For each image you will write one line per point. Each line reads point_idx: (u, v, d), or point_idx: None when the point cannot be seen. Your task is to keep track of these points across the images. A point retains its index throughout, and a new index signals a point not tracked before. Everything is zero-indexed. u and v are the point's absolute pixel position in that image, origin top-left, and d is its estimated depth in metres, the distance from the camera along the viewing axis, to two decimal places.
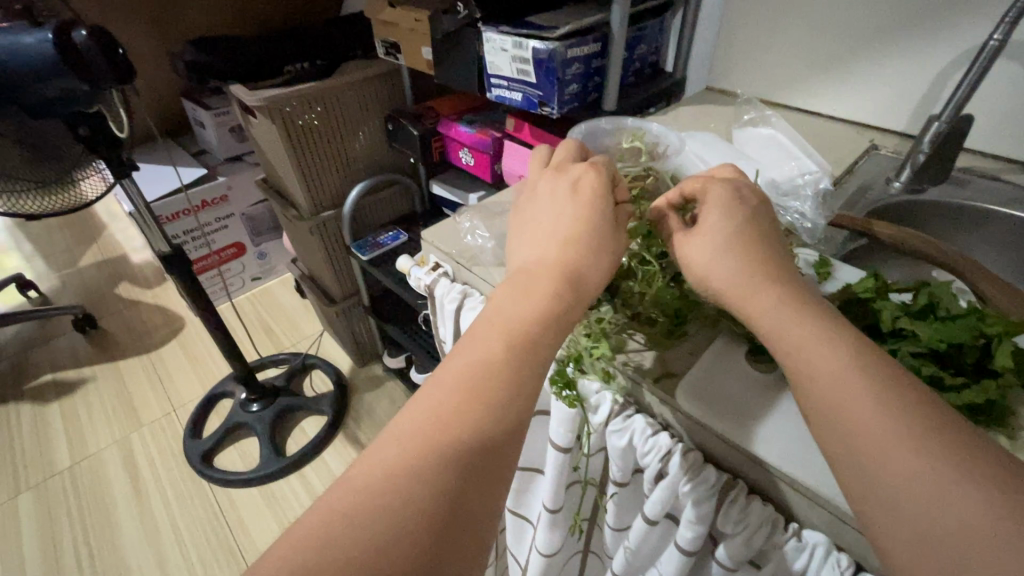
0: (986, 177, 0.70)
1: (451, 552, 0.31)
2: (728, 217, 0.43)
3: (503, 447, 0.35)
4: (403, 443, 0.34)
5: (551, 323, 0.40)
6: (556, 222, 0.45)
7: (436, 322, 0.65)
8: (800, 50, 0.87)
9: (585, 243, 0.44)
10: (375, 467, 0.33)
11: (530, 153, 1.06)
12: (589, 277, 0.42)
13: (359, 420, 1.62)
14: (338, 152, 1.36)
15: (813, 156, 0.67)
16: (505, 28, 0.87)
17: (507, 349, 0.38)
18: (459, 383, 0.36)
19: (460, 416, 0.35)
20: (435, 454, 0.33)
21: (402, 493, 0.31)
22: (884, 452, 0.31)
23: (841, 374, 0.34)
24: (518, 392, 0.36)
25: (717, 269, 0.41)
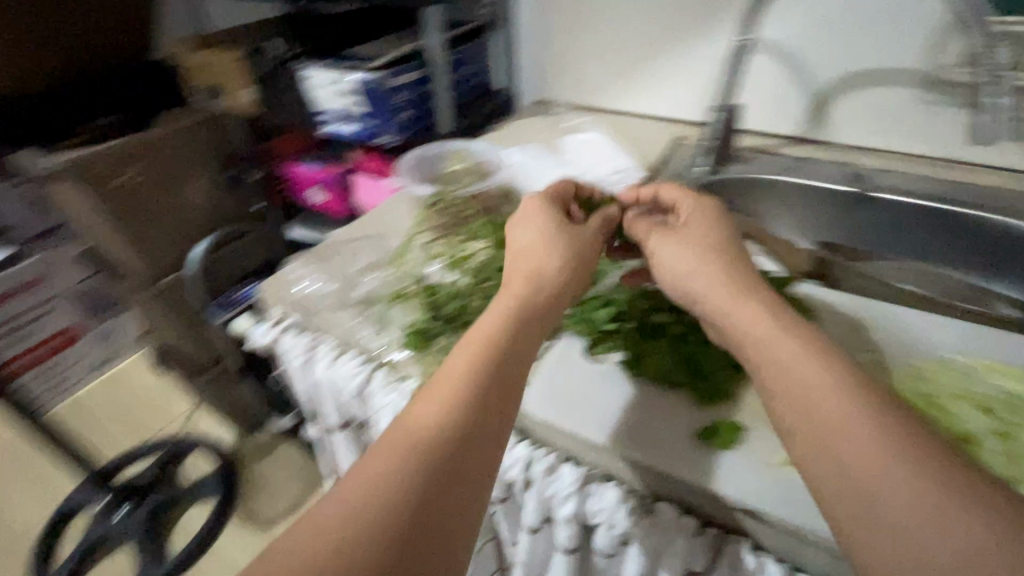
0: (765, 152, 0.82)
1: (437, 547, 0.29)
2: (708, 225, 0.46)
3: (474, 471, 0.33)
4: (366, 469, 0.32)
5: (523, 322, 0.41)
6: (525, 236, 0.47)
7: (288, 379, 0.61)
8: (603, 59, 0.95)
9: (545, 246, 0.46)
10: (366, 469, 0.32)
11: (379, 182, 1.04)
12: (552, 275, 0.44)
13: (255, 495, 1.47)
14: (170, 211, 1.22)
15: (628, 155, 0.73)
16: (323, 63, 0.85)
17: (479, 361, 0.37)
18: (425, 403, 0.35)
19: (447, 414, 0.34)
20: (394, 478, 0.31)
21: (392, 490, 0.30)
22: (830, 422, 0.32)
23: (796, 352, 0.35)
24: (491, 409, 0.35)
25: (709, 267, 0.43)
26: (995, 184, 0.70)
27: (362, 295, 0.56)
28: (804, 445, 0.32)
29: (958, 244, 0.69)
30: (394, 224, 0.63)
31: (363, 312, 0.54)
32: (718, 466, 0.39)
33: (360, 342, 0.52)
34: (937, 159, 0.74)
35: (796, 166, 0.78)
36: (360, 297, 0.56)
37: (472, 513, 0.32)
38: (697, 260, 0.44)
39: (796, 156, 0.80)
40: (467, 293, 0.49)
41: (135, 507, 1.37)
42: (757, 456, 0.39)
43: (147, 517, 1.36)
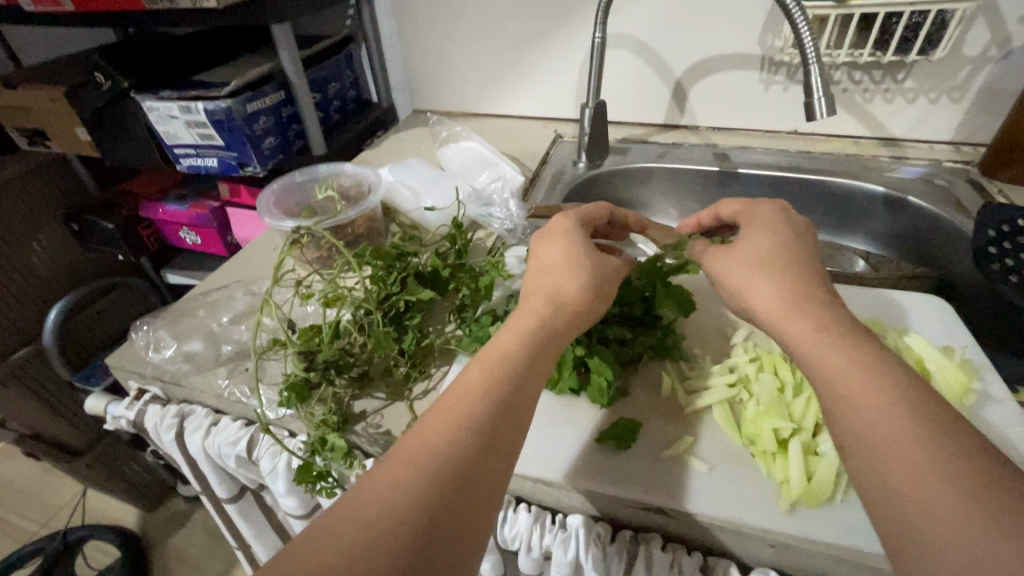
0: (639, 142, 0.85)
1: None
2: (772, 240, 0.41)
3: (468, 525, 0.28)
4: (327, 536, 0.26)
5: (542, 352, 0.35)
6: (542, 249, 0.42)
7: (166, 454, 0.54)
8: (476, 65, 0.95)
9: (561, 262, 0.40)
10: (350, 511, 0.27)
11: (255, 215, 0.97)
12: (571, 299, 0.38)
13: (171, 575, 1.32)
14: (8, 274, 1.05)
15: (507, 161, 0.72)
16: (165, 92, 0.76)
17: (492, 401, 0.32)
18: (420, 442, 0.30)
19: (449, 458, 0.29)
20: (368, 538, 0.25)
21: (376, 542, 0.25)
22: (868, 429, 0.30)
23: (840, 356, 0.33)
24: (496, 468, 0.30)
25: (760, 286, 0.39)
26: (837, 151, 0.77)
27: (232, 351, 0.50)
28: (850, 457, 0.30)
29: (821, 206, 0.75)
30: (265, 266, 0.59)
31: (235, 369, 0.49)
32: (621, 467, 0.39)
33: (235, 401, 0.47)
34: (786, 132, 0.81)
35: (668, 152, 0.82)
36: (231, 353, 0.50)
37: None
38: (753, 277, 0.40)
39: (667, 143, 0.84)
40: (343, 332, 0.46)
41: None
42: (655, 448, 0.40)
43: None
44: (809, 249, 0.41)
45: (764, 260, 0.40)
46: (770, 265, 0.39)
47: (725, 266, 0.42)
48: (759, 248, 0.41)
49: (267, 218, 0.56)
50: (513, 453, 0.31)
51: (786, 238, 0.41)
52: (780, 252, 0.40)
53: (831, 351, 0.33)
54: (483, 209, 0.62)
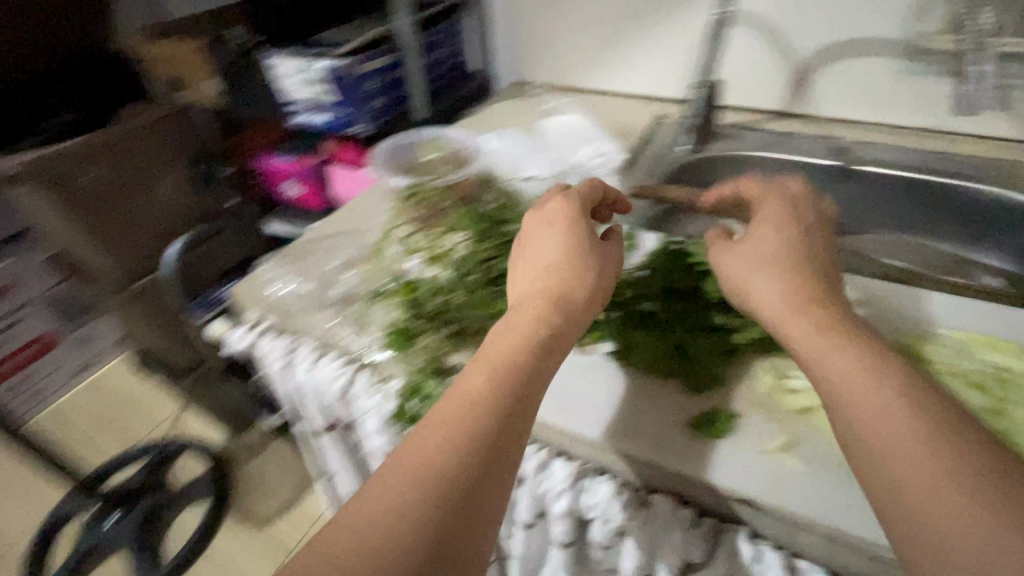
0: (748, 128, 0.80)
1: None
2: (778, 233, 0.43)
3: (482, 509, 0.30)
4: (349, 532, 0.28)
5: (542, 349, 0.37)
6: (540, 252, 0.44)
7: (268, 382, 0.58)
8: (584, 36, 0.92)
9: (562, 266, 0.42)
10: (365, 510, 0.29)
11: (356, 173, 1.01)
12: (571, 301, 0.40)
13: (249, 494, 1.47)
14: (139, 209, 1.18)
15: (607, 136, 0.71)
16: (288, 50, 0.81)
17: (495, 400, 0.34)
18: (427, 440, 0.32)
19: (454, 452, 0.31)
20: (391, 534, 0.28)
21: (394, 534, 0.28)
22: (881, 434, 0.30)
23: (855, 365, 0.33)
24: (503, 460, 0.32)
25: (761, 282, 0.40)
26: (980, 154, 0.69)
27: (344, 292, 0.55)
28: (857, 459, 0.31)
29: (957, 221, 0.69)
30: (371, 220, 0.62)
31: (344, 312, 0.54)
32: (711, 456, 0.39)
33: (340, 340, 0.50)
34: (919, 129, 0.74)
35: (780, 141, 0.77)
36: (342, 294, 0.54)
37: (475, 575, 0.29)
38: (758, 272, 0.41)
39: (780, 131, 0.79)
40: (444, 289, 0.48)
41: (126, 514, 1.35)
42: (751, 443, 0.39)
43: (138, 522, 1.34)
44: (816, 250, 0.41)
45: (779, 261, 0.40)
46: (773, 265, 0.40)
47: (733, 263, 0.43)
48: (767, 248, 0.42)
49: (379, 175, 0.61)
50: (518, 446, 0.34)
51: (793, 238, 0.42)
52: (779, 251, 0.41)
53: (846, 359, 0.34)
54: (585, 183, 0.63)
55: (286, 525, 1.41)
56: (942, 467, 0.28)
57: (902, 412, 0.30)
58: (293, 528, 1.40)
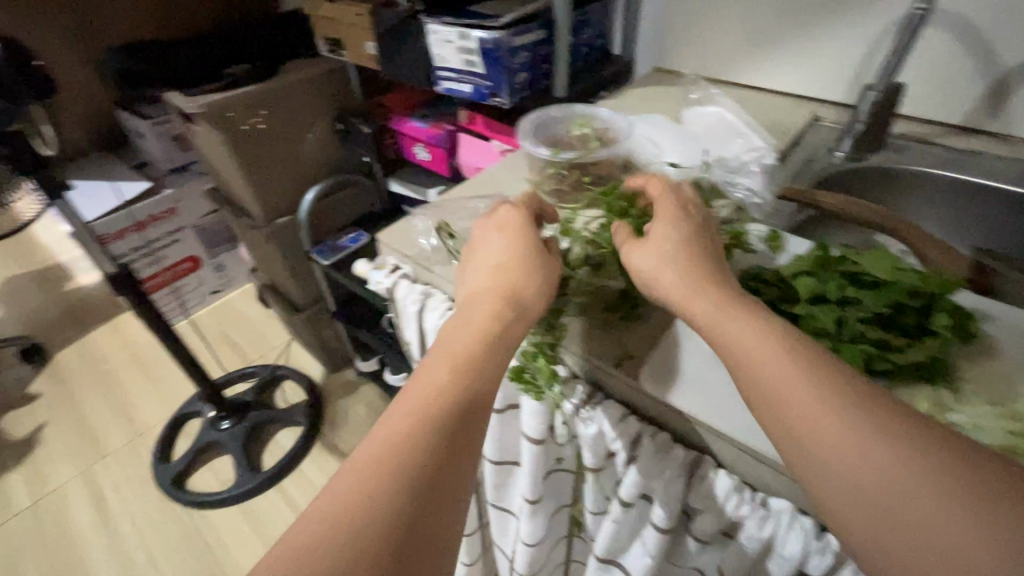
0: (920, 141, 0.73)
1: (421, 549, 0.31)
2: (671, 227, 0.45)
3: (450, 477, 0.34)
4: (329, 508, 0.31)
5: (497, 339, 0.41)
6: (491, 255, 0.46)
7: (399, 325, 0.63)
8: (744, 28, 0.88)
9: (518, 268, 0.45)
10: (339, 490, 0.32)
11: (485, 145, 1.05)
12: (527, 299, 0.43)
13: (337, 427, 1.60)
14: (289, 155, 1.31)
15: (759, 132, 0.68)
16: (448, 18, 0.85)
17: (453, 382, 0.37)
18: (394, 420, 0.35)
19: (417, 431, 0.35)
20: (374, 503, 0.31)
21: (369, 505, 0.31)
22: (820, 440, 0.32)
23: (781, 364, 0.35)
24: (467, 431, 0.36)
25: (666, 275, 0.42)
26: None
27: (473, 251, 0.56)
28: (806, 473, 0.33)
29: None
30: (511, 188, 0.65)
31: None
32: None
33: None
34: None
35: (958, 159, 0.69)
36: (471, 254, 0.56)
37: (455, 525, 0.33)
38: (662, 266, 0.43)
39: (959, 148, 0.71)
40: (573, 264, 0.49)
41: (237, 422, 1.53)
42: None
43: (245, 431, 1.52)
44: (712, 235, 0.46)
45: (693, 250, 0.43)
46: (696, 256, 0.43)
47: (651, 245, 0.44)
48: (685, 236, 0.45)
49: (526, 142, 0.61)
50: (479, 420, 0.37)
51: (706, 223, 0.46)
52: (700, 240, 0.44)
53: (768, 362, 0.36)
54: (729, 175, 0.61)
55: None
56: (891, 461, 0.30)
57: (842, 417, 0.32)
58: None
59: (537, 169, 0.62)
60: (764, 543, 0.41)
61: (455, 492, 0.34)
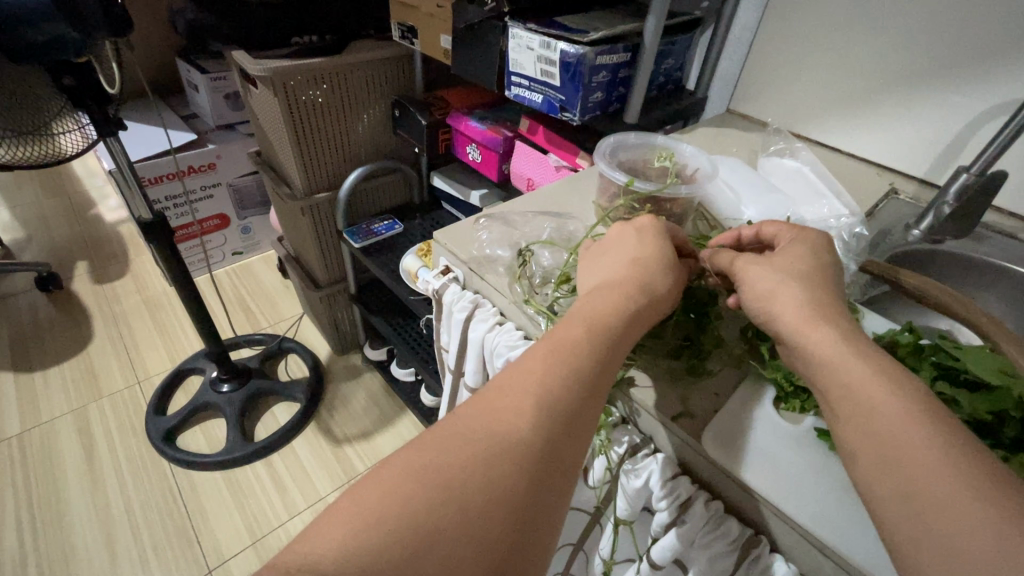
0: (1003, 233, 0.70)
1: (545, 488, 0.33)
2: (799, 254, 0.44)
3: (576, 430, 0.35)
4: (460, 433, 0.34)
5: (634, 318, 0.40)
6: (623, 250, 0.46)
7: (439, 329, 0.62)
8: (830, 88, 0.88)
9: (653, 259, 0.44)
10: (471, 420, 0.34)
11: (542, 157, 1.03)
12: (660, 287, 0.43)
13: (333, 411, 1.57)
14: (341, 133, 1.30)
15: (841, 196, 0.64)
16: (533, 25, 0.83)
17: (588, 353, 0.37)
18: (527, 374, 0.36)
19: (550, 384, 0.36)
20: (502, 448, 0.33)
21: (502, 439, 0.33)
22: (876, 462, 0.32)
23: (860, 382, 0.35)
24: (590, 404, 0.36)
25: (787, 292, 0.41)
26: None
27: (537, 273, 0.53)
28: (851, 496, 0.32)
29: None
30: (577, 210, 0.63)
31: (530, 292, 0.51)
32: None
33: (526, 315, 0.51)
34: None
35: None
36: (534, 275, 0.53)
37: (570, 482, 0.35)
38: (783, 284, 0.41)
39: None
40: None
41: (236, 387, 1.51)
42: None
43: (244, 397, 1.50)
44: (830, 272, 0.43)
45: (792, 269, 0.42)
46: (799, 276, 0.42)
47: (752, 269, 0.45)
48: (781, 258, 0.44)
49: (602, 162, 0.58)
50: (604, 387, 0.37)
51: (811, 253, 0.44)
52: (799, 262, 0.43)
53: (853, 379, 0.35)
54: None
55: (357, 452, 1.49)
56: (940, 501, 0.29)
57: (936, 445, 0.31)
58: (361, 457, 1.48)
59: (608, 194, 0.60)
60: None
61: (576, 454, 0.35)
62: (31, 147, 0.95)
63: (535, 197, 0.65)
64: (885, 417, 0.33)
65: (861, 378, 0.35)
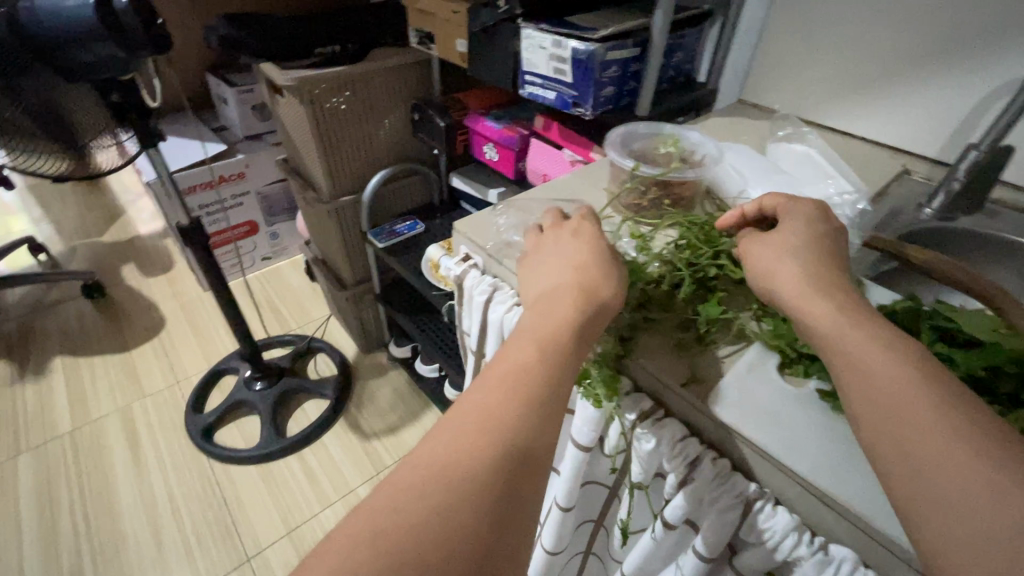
0: (1018, 210, 0.70)
1: (507, 512, 0.34)
2: (806, 226, 0.47)
3: (534, 451, 0.37)
4: (420, 469, 0.35)
5: (577, 337, 0.43)
6: (569, 259, 0.49)
7: (460, 313, 0.65)
8: (840, 74, 0.89)
9: (593, 273, 0.47)
10: (430, 455, 0.36)
11: (556, 153, 1.06)
12: (603, 299, 0.45)
13: (362, 407, 1.62)
14: (364, 138, 1.35)
15: (848, 175, 0.66)
16: (544, 25, 0.86)
17: (536, 381, 0.40)
18: (480, 412, 0.38)
19: (503, 410, 0.38)
20: (456, 491, 0.34)
21: (461, 469, 0.35)
22: (896, 410, 0.34)
23: (874, 343, 0.37)
24: (544, 425, 0.38)
25: (788, 264, 0.44)
26: None
27: None
28: (875, 440, 0.34)
29: None
30: (590, 198, 0.65)
31: None
32: None
33: None
34: None
35: None
36: None
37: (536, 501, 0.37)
38: (780, 260, 0.44)
39: None
40: (648, 277, 0.51)
41: (269, 385, 1.58)
42: None
43: (276, 395, 1.56)
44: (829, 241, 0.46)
45: (787, 244, 0.45)
46: (793, 249, 0.44)
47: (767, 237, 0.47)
48: (788, 233, 0.46)
49: (612, 151, 0.62)
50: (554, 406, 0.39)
51: (818, 227, 0.47)
52: (801, 238, 0.45)
53: (855, 342, 0.37)
54: None
55: (385, 446, 1.54)
56: (956, 441, 0.31)
57: (949, 395, 0.34)
58: (389, 451, 1.52)
59: (619, 181, 0.63)
60: None
61: (536, 473, 0.37)
62: (67, 152, 0.98)
63: (552, 186, 0.68)
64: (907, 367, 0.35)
65: (865, 341, 0.37)
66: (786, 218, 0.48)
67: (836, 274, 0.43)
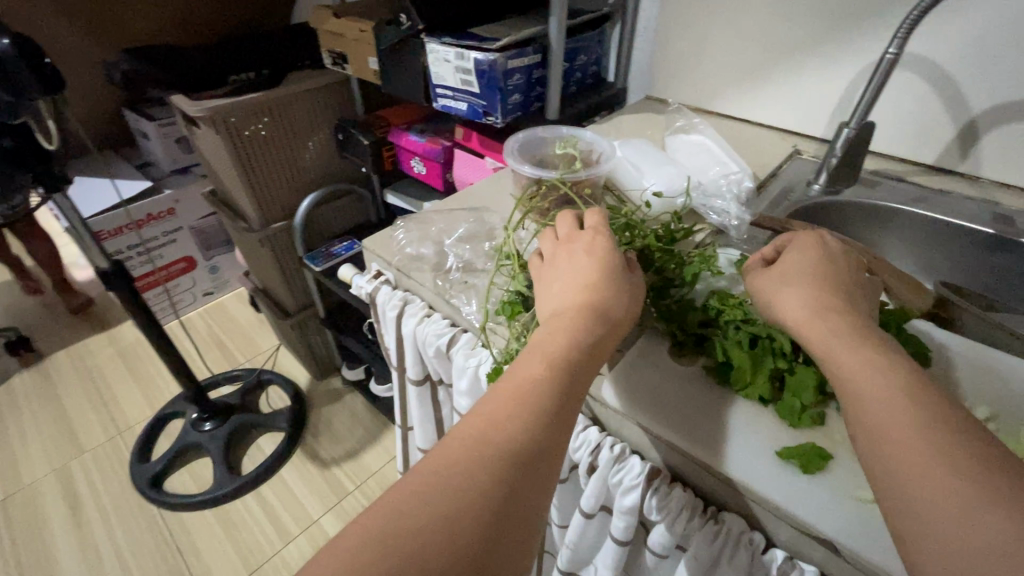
0: (894, 178, 0.79)
1: (510, 528, 0.32)
2: (810, 254, 0.46)
3: (542, 472, 0.35)
4: (426, 479, 0.33)
5: (588, 350, 0.40)
6: (573, 273, 0.45)
7: (379, 331, 0.65)
8: (732, 66, 0.94)
9: (603, 280, 0.44)
10: (435, 464, 0.34)
11: (479, 162, 1.07)
12: (614, 311, 0.43)
13: (319, 435, 1.59)
14: (289, 162, 1.33)
15: (738, 160, 0.71)
16: (447, 39, 0.87)
17: (549, 397, 0.37)
18: (487, 424, 0.36)
19: (513, 425, 0.35)
20: (462, 502, 0.32)
21: (466, 480, 0.33)
22: (881, 424, 0.34)
23: (862, 364, 0.37)
24: (554, 444, 0.36)
25: (791, 291, 0.43)
26: None
27: (454, 265, 0.59)
28: (866, 449, 0.34)
29: None
30: (497, 205, 0.67)
31: (449, 283, 0.57)
32: (797, 487, 0.39)
33: (451, 304, 0.56)
34: None
35: (925, 198, 0.74)
36: (453, 268, 0.59)
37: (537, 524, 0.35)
38: (785, 288, 0.44)
39: (927, 187, 0.76)
40: None
41: (218, 425, 1.52)
42: (841, 487, 0.39)
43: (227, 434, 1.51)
44: (841, 268, 0.45)
45: (789, 272, 0.45)
46: (799, 276, 0.44)
47: (775, 267, 0.46)
48: (791, 262, 0.46)
49: (511, 159, 0.64)
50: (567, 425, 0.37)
51: (823, 252, 0.46)
52: (804, 264, 0.45)
53: (848, 362, 0.37)
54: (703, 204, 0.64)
55: (346, 472, 1.50)
56: (935, 451, 0.32)
57: (931, 407, 0.34)
58: (351, 476, 1.50)
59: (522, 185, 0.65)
60: (709, 553, 0.43)
61: (539, 493, 0.35)
62: None
63: (459, 197, 0.69)
64: (893, 381, 0.35)
65: (857, 360, 0.37)
66: (795, 248, 0.47)
67: (845, 297, 0.43)
